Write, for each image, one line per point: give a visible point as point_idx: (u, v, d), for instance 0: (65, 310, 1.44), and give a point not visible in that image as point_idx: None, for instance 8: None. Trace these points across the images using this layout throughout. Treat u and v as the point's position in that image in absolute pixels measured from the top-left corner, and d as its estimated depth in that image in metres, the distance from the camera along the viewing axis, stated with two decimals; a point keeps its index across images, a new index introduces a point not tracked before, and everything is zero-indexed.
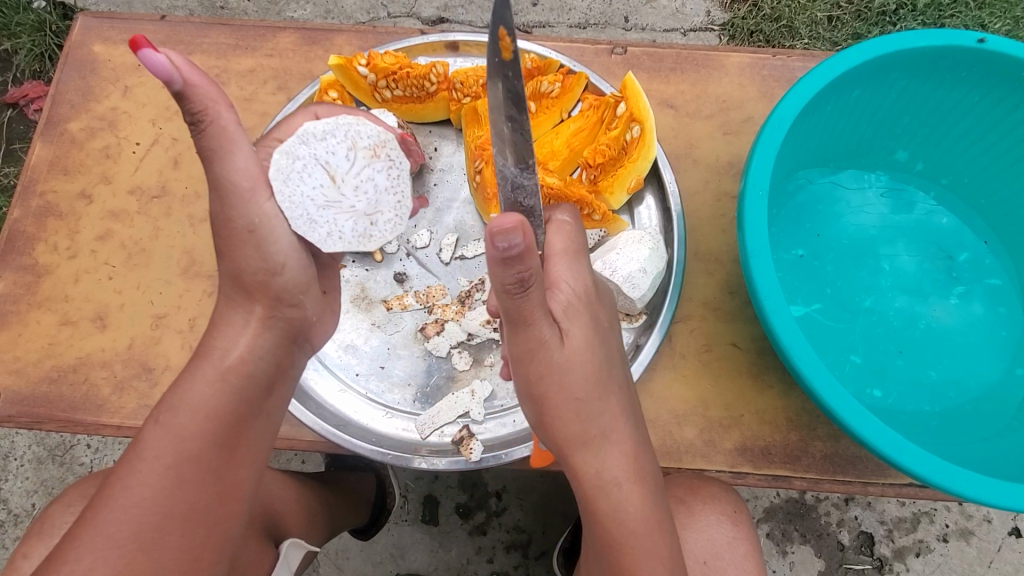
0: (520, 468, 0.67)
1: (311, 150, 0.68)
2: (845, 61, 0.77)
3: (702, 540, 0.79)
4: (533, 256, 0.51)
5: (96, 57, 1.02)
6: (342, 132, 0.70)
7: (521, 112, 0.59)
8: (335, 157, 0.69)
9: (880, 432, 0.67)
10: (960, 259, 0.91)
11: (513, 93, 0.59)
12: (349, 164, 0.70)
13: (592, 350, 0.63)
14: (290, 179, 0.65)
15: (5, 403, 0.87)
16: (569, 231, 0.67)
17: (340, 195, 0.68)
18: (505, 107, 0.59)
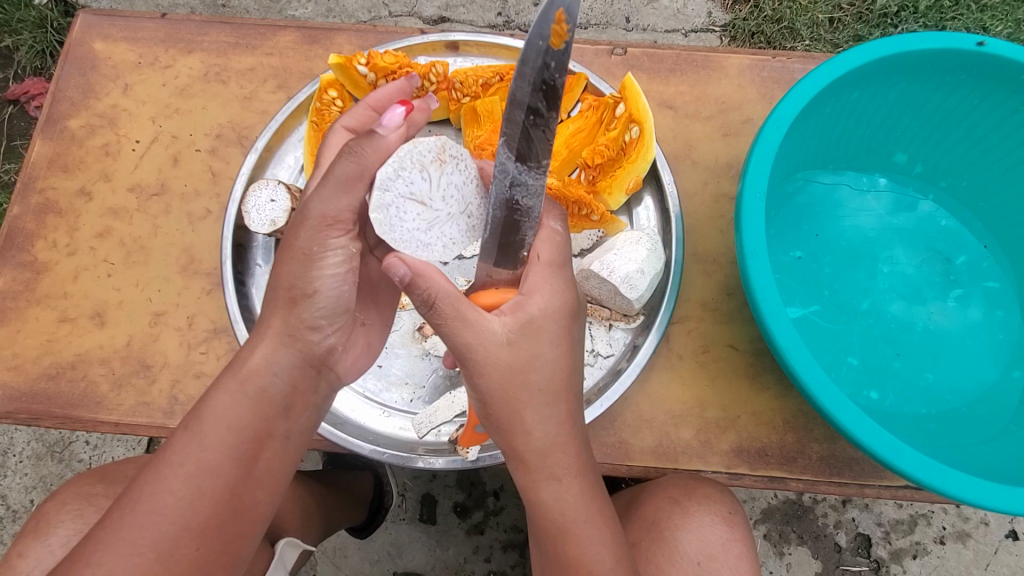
0: (474, 436, 0.77)
1: (398, 189, 0.63)
2: (844, 63, 0.77)
3: (696, 541, 0.77)
4: (425, 280, 0.56)
5: (96, 54, 1.02)
6: (410, 159, 0.63)
7: (550, 108, 0.57)
8: (416, 182, 0.64)
9: (877, 435, 0.67)
10: (959, 261, 0.91)
11: (547, 84, 0.57)
12: (433, 182, 0.65)
13: (546, 363, 0.60)
14: (393, 224, 0.63)
15: (3, 400, 0.87)
16: (559, 239, 0.64)
17: (435, 211, 0.65)
18: (527, 97, 0.57)
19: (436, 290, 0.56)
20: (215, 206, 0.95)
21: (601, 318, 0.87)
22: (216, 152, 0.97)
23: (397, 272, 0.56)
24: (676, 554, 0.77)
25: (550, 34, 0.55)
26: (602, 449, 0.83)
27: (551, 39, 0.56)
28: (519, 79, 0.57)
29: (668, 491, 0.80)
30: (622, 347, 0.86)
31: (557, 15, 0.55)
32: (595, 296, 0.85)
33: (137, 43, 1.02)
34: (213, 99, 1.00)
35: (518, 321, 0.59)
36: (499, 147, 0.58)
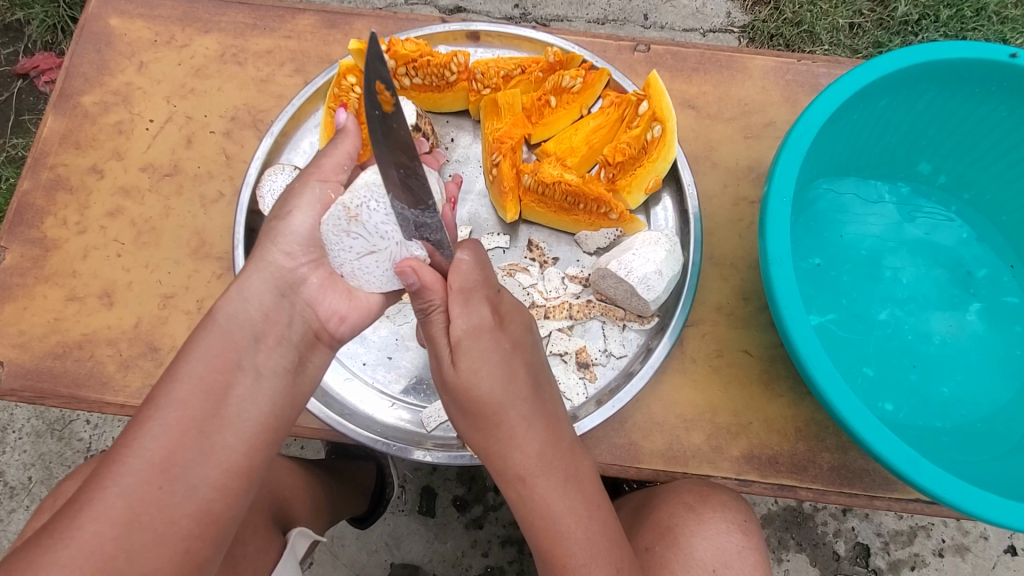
0: None
1: (348, 259, 0.67)
2: (874, 69, 0.76)
3: (712, 548, 0.75)
4: (429, 292, 0.62)
5: (112, 30, 1.00)
6: (332, 231, 0.66)
7: (410, 158, 0.63)
8: (353, 243, 0.66)
9: (895, 448, 0.66)
10: (979, 275, 0.90)
11: (399, 142, 0.62)
12: (367, 229, 0.66)
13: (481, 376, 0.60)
14: (369, 276, 0.68)
15: (8, 377, 0.86)
16: (470, 264, 0.62)
17: (384, 248, 0.66)
18: (391, 158, 0.62)
19: (434, 304, 0.62)
20: (228, 189, 0.94)
21: (615, 318, 0.86)
22: (231, 135, 0.96)
23: (407, 279, 0.61)
24: (690, 562, 0.74)
25: (379, 103, 0.60)
26: (611, 450, 0.82)
27: (381, 107, 0.60)
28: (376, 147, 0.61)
29: (684, 496, 0.78)
30: (636, 348, 0.85)
31: (376, 88, 0.60)
32: (610, 296, 0.85)
33: (153, 20, 1.01)
34: (229, 80, 0.99)
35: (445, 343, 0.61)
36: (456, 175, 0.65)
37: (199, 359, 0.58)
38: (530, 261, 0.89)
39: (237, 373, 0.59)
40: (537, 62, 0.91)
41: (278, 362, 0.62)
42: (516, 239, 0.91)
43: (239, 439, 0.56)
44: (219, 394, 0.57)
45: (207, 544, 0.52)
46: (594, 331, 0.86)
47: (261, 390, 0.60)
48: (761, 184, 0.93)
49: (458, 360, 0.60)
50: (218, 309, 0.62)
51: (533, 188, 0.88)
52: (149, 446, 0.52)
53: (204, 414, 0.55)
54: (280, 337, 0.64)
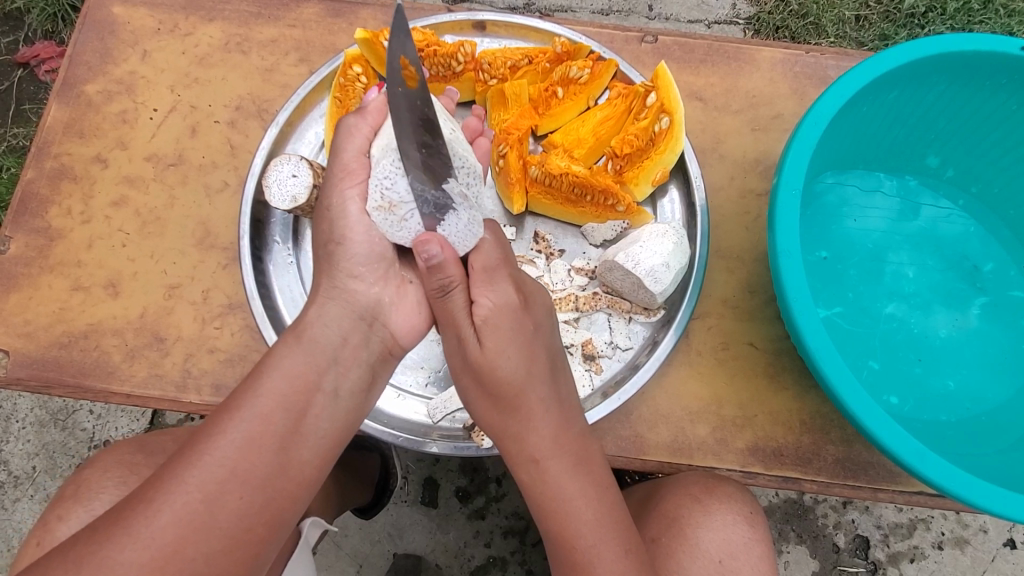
0: None
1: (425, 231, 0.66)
2: (884, 62, 0.76)
3: (717, 539, 0.76)
4: (449, 268, 0.62)
5: (115, 19, 1.00)
6: (392, 230, 0.66)
7: (434, 137, 0.63)
8: (414, 219, 0.66)
9: (902, 441, 0.66)
10: (986, 269, 0.90)
11: (422, 120, 0.61)
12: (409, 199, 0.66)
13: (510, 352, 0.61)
14: (451, 229, 0.66)
15: (14, 366, 0.86)
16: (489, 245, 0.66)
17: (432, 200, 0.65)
18: (411, 136, 0.61)
19: (454, 279, 0.63)
20: (233, 179, 0.93)
21: (621, 310, 0.86)
22: (236, 125, 0.96)
23: (430, 252, 0.61)
24: (695, 552, 0.75)
25: (403, 79, 0.59)
26: (616, 442, 0.83)
27: (404, 83, 0.59)
28: (398, 126, 0.61)
29: (689, 487, 0.78)
30: (642, 341, 0.86)
31: (400, 64, 0.58)
32: (616, 288, 0.85)
33: (157, 9, 1.00)
34: (233, 69, 0.98)
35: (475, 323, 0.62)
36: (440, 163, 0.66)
37: (283, 375, 0.58)
38: (537, 253, 0.89)
39: (318, 393, 0.59)
40: (544, 53, 0.91)
41: (355, 381, 0.63)
42: (522, 231, 0.90)
43: (313, 453, 0.58)
44: (299, 412, 0.57)
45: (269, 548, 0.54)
46: (600, 323, 0.87)
47: (338, 409, 0.60)
48: (768, 176, 0.93)
49: (484, 339, 0.61)
50: (304, 328, 0.62)
51: (540, 179, 0.87)
52: (231, 456, 0.53)
53: (286, 430, 0.56)
54: (359, 358, 0.64)
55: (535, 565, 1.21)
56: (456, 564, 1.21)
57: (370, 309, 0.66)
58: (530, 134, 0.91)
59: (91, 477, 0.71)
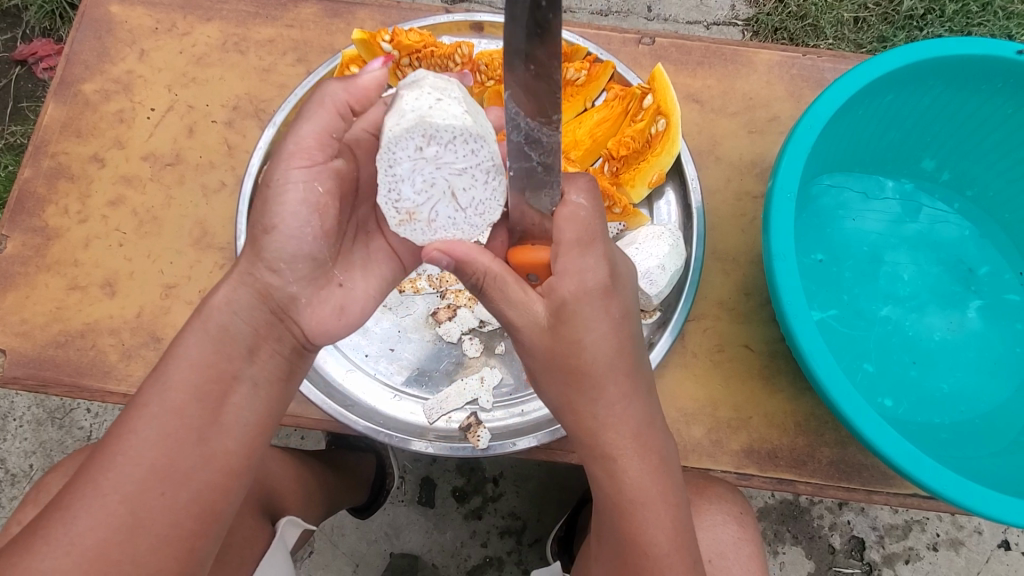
0: None
1: (458, 215, 0.64)
2: (879, 65, 0.76)
3: (708, 538, 0.77)
4: (470, 263, 0.59)
5: (113, 18, 1.00)
6: (426, 235, 0.65)
7: (550, 56, 0.51)
8: (439, 210, 0.64)
9: (895, 445, 0.67)
10: (980, 272, 0.90)
11: (538, 26, 0.50)
12: (421, 199, 0.63)
13: (597, 339, 0.59)
14: (478, 194, 0.64)
15: (10, 365, 0.86)
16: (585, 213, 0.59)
17: (446, 181, 0.62)
18: (524, 45, 0.51)
19: (482, 274, 0.59)
20: (230, 179, 0.94)
21: None
22: (233, 125, 0.96)
23: (440, 262, 0.60)
24: None
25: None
26: None
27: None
28: (511, 25, 0.50)
29: None
30: None
31: None
32: None
33: (154, 8, 1.00)
34: (231, 69, 0.98)
35: (553, 303, 0.59)
36: (508, 103, 0.55)
37: (192, 367, 0.56)
38: None
39: (234, 383, 0.57)
40: None
41: (274, 369, 0.60)
42: None
43: (240, 443, 0.57)
44: (215, 404, 0.56)
45: (209, 541, 0.55)
46: None
47: (258, 398, 0.59)
48: (765, 179, 0.93)
49: (562, 325, 0.59)
50: (208, 315, 0.58)
51: None
52: (147, 454, 0.53)
53: (201, 424, 0.55)
54: (275, 349, 0.60)
55: (531, 565, 1.22)
56: (452, 563, 1.22)
57: (283, 304, 0.60)
58: None
59: None
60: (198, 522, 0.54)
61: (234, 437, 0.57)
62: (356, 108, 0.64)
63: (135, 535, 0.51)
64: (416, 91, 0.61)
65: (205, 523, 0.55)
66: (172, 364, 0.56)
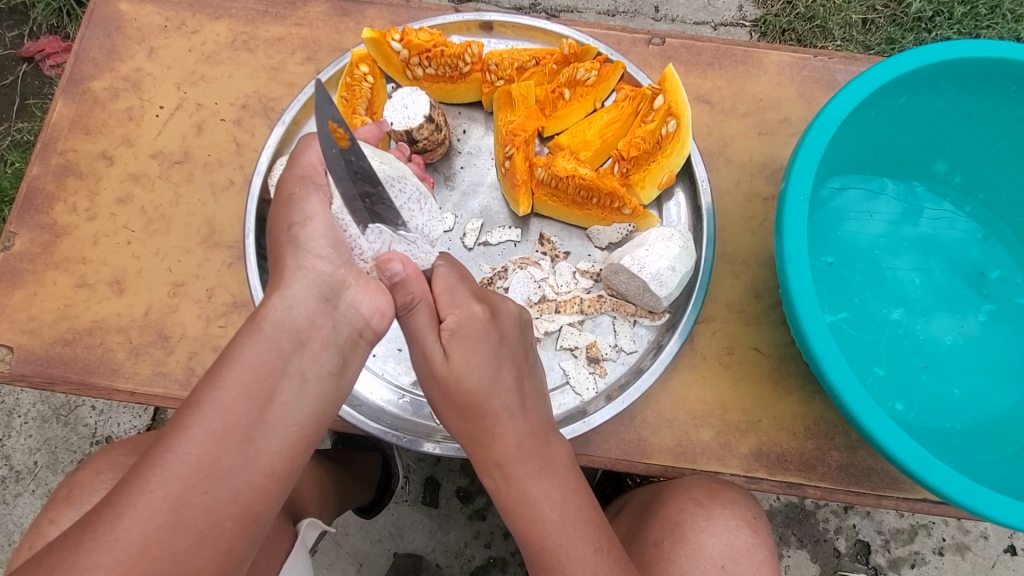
0: None
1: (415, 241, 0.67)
2: (894, 67, 0.75)
3: (721, 544, 0.75)
4: (412, 285, 0.63)
5: (122, 15, 1.00)
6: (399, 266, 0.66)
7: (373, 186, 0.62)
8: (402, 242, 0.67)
9: (909, 450, 0.66)
10: (992, 276, 0.89)
11: (360, 173, 0.62)
12: (379, 244, 0.66)
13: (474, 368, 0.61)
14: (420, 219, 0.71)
15: (18, 362, 0.86)
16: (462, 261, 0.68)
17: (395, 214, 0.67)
18: (354, 189, 0.62)
19: (417, 297, 0.63)
20: (238, 177, 0.93)
21: (626, 313, 0.85)
22: (241, 123, 0.96)
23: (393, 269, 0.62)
24: (698, 558, 0.74)
25: (334, 140, 0.59)
26: (620, 445, 0.83)
27: (337, 144, 0.60)
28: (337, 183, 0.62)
29: (692, 492, 0.78)
30: (646, 344, 0.86)
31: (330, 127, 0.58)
32: (621, 291, 0.85)
33: (164, 6, 1.00)
34: (240, 68, 0.98)
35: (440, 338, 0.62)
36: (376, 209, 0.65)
37: (243, 367, 0.54)
38: (542, 255, 0.89)
39: (283, 379, 0.55)
40: (552, 54, 0.91)
41: (324, 365, 0.58)
42: (527, 233, 0.90)
43: (283, 444, 0.54)
44: (264, 401, 0.53)
45: (246, 544, 0.51)
46: (605, 326, 0.86)
47: (305, 398, 0.56)
48: (775, 180, 0.93)
49: (449, 353, 0.61)
50: (264, 316, 0.57)
51: (545, 181, 0.87)
52: (192, 452, 0.49)
53: (247, 422, 0.52)
54: (328, 341, 0.59)
55: None
56: (456, 564, 1.21)
57: (336, 288, 0.61)
58: (537, 136, 0.91)
59: (97, 477, 0.71)
60: (237, 524, 0.50)
61: (277, 437, 0.54)
62: None
63: (176, 536, 0.47)
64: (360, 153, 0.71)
65: (244, 525, 0.51)
66: (227, 367, 0.53)
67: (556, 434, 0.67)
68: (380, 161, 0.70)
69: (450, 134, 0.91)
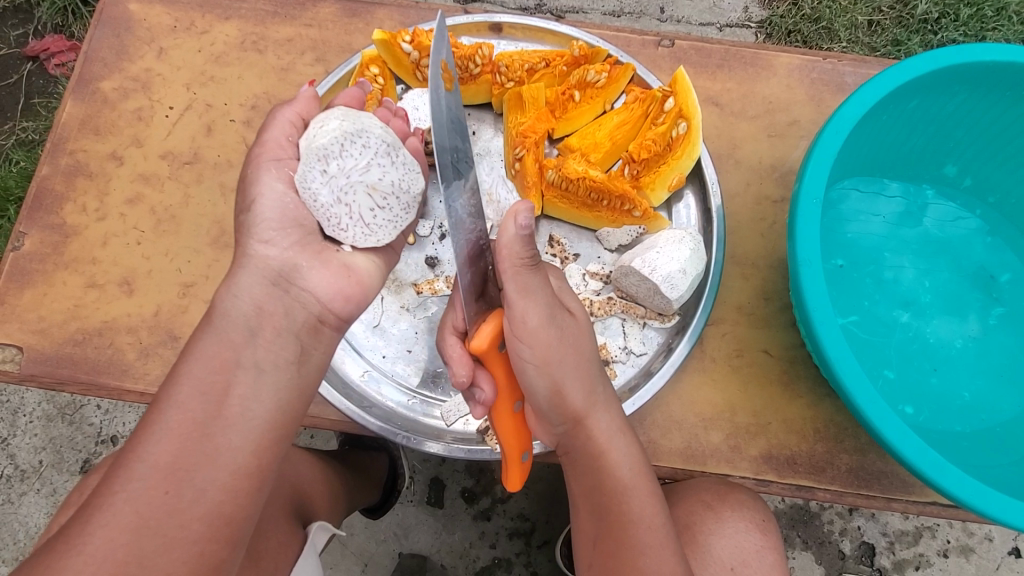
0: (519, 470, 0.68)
1: (386, 209, 0.68)
2: (907, 70, 0.75)
3: (731, 546, 0.76)
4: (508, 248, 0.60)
5: (131, 15, 1.00)
6: (375, 235, 0.68)
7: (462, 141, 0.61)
8: (374, 211, 0.68)
9: (922, 454, 0.66)
10: (1002, 279, 0.89)
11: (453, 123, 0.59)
12: (354, 223, 0.66)
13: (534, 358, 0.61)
14: (387, 176, 0.69)
15: (28, 362, 0.86)
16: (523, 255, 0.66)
17: (359, 181, 0.66)
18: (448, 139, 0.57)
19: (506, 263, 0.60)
20: None
21: (636, 315, 0.86)
22: (251, 124, 0.96)
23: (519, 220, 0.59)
24: (707, 561, 0.75)
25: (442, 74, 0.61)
26: None
27: (444, 86, 0.59)
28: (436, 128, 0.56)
29: (702, 494, 0.78)
30: (655, 346, 0.85)
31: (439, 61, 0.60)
32: (631, 293, 0.85)
33: (174, 6, 1.00)
34: (249, 68, 0.98)
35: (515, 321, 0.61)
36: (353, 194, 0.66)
37: (198, 360, 0.55)
38: (552, 257, 0.89)
39: (237, 371, 0.56)
40: (562, 56, 0.91)
41: (279, 355, 0.58)
42: (537, 235, 0.90)
43: (244, 439, 0.54)
44: (219, 394, 0.54)
45: (222, 546, 0.51)
46: (614, 328, 0.86)
47: (262, 389, 0.56)
48: (785, 183, 0.93)
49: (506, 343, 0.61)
50: (216, 308, 0.59)
51: (556, 183, 0.87)
52: (153, 451, 0.51)
53: (205, 417, 0.53)
54: (279, 328, 0.59)
55: (540, 567, 1.21)
56: (461, 564, 1.21)
57: (284, 274, 0.61)
58: (547, 138, 0.91)
59: None
60: (205, 525, 0.51)
61: (239, 432, 0.54)
62: (307, 119, 0.70)
63: (143, 539, 0.48)
64: (321, 117, 0.68)
65: (214, 528, 0.51)
66: (185, 360, 0.56)
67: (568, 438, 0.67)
68: (337, 121, 0.67)
69: None
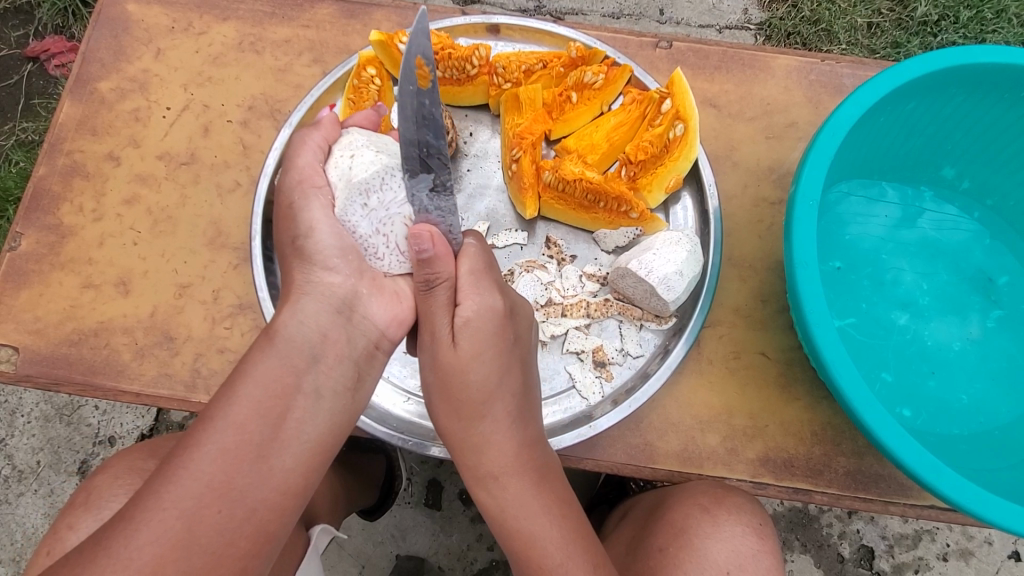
0: None
1: None
2: (905, 72, 0.75)
3: (727, 550, 0.75)
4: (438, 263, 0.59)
5: (128, 16, 1.00)
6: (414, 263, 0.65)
7: (437, 138, 0.59)
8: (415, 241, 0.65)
9: (919, 457, 0.66)
10: (1000, 282, 0.89)
11: (427, 119, 0.58)
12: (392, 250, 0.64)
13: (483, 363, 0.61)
14: None
15: (24, 363, 0.86)
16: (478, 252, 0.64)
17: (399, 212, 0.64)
18: (415, 135, 0.58)
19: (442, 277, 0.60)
20: (245, 179, 0.93)
21: (632, 317, 0.85)
22: (248, 125, 0.96)
23: (423, 246, 0.58)
24: (704, 563, 0.74)
25: (415, 78, 0.56)
26: (626, 450, 0.82)
27: (417, 82, 0.56)
28: (401, 122, 0.58)
29: (698, 497, 0.77)
30: (652, 349, 0.85)
31: (416, 61, 0.56)
32: (628, 295, 0.84)
33: (171, 7, 1.00)
34: (247, 69, 0.98)
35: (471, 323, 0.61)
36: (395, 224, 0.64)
37: (256, 383, 0.55)
38: (548, 258, 0.89)
39: (296, 396, 0.56)
40: (560, 57, 0.91)
41: (337, 380, 0.59)
42: (534, 236, 0.90)
43: (296, 460, 0.55)
44: (277, 418, 0.55)
45: (262, 561, 0.53)
46: (611, 330, 0.86)
47: (320, 413, 0.57)
48: (782, 185, 0.92)
49: (461, 342, 0.61)
50: (276, 330, 0.58)
51: (552, 184, 0.87)
52: (205, 469, 0.51)
53: (262, 439, 0.53)
54: (342, 355, 0.60)
55: None
56: (459, 566, 1.21)
57: (347, 300, 0.61)
58: (544, 139, 0.91)
59: (103, 481, 0.71)
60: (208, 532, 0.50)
61: (292, 454, 0.55)
62: (332, 144, 0.67)
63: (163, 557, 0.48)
64: (353, 146, 0.66)
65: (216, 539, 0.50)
66: (241, 382, 0.55)
67: (545, 447, 0.68)
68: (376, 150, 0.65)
69: (457, 137, 0.92)
